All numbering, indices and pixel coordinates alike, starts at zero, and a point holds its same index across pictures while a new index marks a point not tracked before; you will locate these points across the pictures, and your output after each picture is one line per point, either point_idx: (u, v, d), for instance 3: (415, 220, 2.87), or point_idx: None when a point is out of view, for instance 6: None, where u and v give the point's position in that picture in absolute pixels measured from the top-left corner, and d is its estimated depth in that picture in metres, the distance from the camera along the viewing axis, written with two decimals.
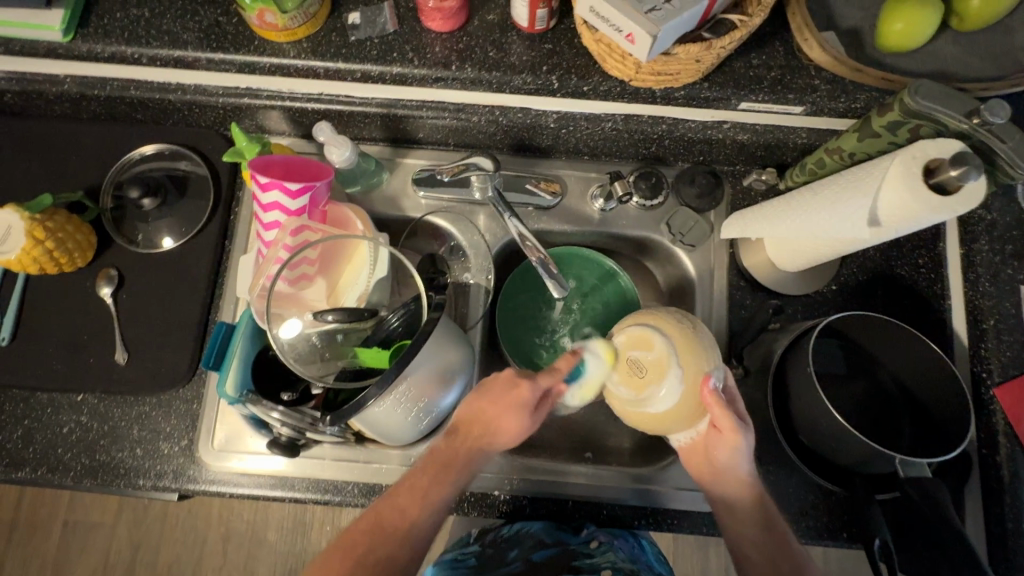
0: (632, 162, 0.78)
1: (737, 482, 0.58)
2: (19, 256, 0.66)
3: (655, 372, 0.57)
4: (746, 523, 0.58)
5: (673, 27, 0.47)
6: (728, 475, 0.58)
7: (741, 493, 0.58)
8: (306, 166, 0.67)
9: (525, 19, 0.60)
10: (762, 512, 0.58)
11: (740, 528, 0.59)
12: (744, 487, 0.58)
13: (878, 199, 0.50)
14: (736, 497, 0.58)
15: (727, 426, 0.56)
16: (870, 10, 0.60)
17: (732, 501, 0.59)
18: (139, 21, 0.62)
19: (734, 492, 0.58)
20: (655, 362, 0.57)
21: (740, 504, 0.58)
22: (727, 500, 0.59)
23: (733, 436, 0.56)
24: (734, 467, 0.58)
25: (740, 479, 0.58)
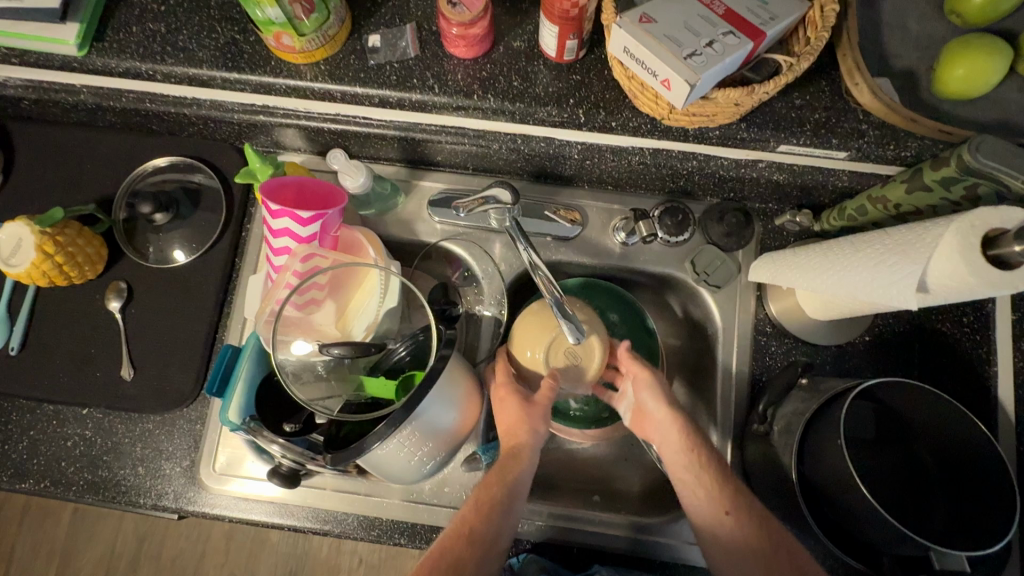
0: (658, 195, 0.74)
1: (671, 425, 0.61)
2: (29, 270, 0.65)
3: (587, 358, 0.63)
4: (690, 471, 0.59)
5: (714, 73, 0.44)
6: (661, 420, 0.62)
7: (677, 436, 0.60)
8: (319, 190, 0.65)
9: (554, 49, 0.56)
10: (708, 460, 0.59)
11: (688, 478, 0.59)
12: (681, 433, 0.60)
13: (929, 266, 0.46)
14: (677, 446, 0.60)
15: (641, 370, 0.64)
16: (928, 50, 0.55)
17: (673, 451, 0.60)
18: (155, 36, 0.60)
19: (669, 436, 0.61)
20: (585, 350, 0.63)
21: (679, 452, 0.60)
22: (666, 448, 0.61)
23: (646, 374, 0.64)
24: (665, 407, 0.62)
25: (671, 421, 0.61)
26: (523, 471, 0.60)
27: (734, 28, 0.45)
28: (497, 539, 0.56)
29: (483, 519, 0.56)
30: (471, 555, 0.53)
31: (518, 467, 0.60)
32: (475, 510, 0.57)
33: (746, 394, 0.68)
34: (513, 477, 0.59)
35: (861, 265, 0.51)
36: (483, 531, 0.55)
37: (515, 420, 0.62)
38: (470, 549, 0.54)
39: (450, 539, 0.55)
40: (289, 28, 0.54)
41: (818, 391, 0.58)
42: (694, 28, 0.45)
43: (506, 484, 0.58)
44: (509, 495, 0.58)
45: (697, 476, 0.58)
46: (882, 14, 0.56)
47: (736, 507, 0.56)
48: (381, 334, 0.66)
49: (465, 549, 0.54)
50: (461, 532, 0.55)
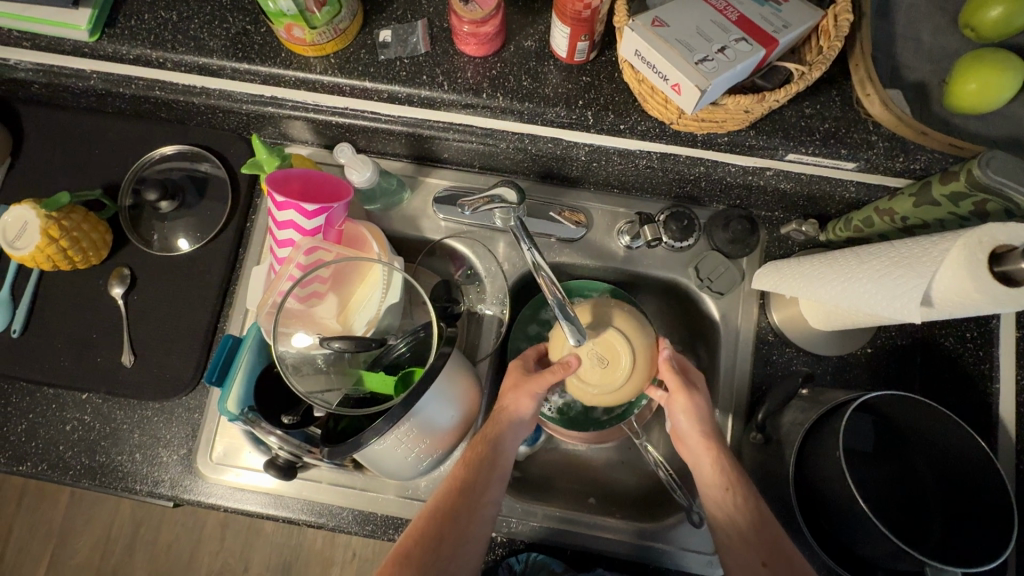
0: (664, 199, 0.74)
1: (706, 455, 0.58)
2: (34, 253, 0.66)
3: (614, 359, 0.59)
4: (728, 513, 0.55)
5: (724, 79, 0.44)
6: (694, 444, 0.59)
7: (711, 467, 0.57)
8: (324, 183, 0.65)
9: (565, 49, 0.56)
10: (746, 501, 0.55)
11: (724, 520, 0.55)
12: (717, 465, 0.57)
13: (934, 280, 0.46)
14: (709, 478, 0.57)
15: (676, 390, 0.60)
16: (941, 63, 0.55)
17: (708, 485, 0.57)
18: (167, 24, 0.60)
19: (703, 466, 0.58)
20: (612, 352, 0.59)
21: (714, 485, 0.57)
22: (703, 483, 0.58)
23: (682, 396, 0.60)
24: (699, 433, 0.59)
25: (704, 447, 0.59)
26: (506, 429, 0.60)
27: (746, 34, 0.45)
28: (486, 493, 0.56)
29: (467, 477, 0.57)
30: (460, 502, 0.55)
31: (496, 423, 0.60)
32: (464, 466, 0.58)
33: (745, 403, 0.68)
34: (498, 435, 0.59)
35: (866, 277, 0.51)
36: (468, 491, 0.56)
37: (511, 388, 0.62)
38: (459, 499, 0.55)
39: (444, 493, 0.56)
40: (300, 20, 0.54)
41: (818, 402, 0.57)
42: (705, 34, 0.45)
43: (490, 441, 0.59)
44: (493, 456, 0.58)
45: (732, 523, 0.55)
46: (896, 25, 0.56)
47: (773, 558, 0.52)
48: (382, 329, 0.66)
49: (455, 498, 0.55)
50: (447, 492, 0.56)
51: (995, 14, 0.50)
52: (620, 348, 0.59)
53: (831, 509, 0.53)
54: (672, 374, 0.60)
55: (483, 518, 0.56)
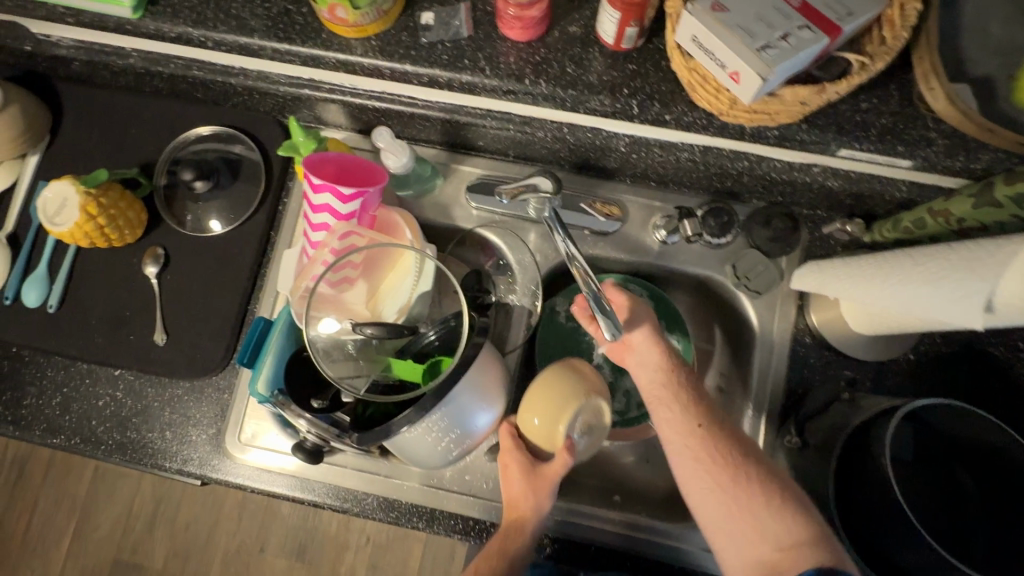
0: (702, 194, 0.72)
1: (660, 375, 0.59)
2: (72, 230, 0.66)
3: (598, 416, 0.59)
4: (695, 444, 0.54)
5: (786, 68, 0.42)
6: (648, 369, 0.59)
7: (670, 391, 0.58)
8: (359, 167, 0.64)
9: (612, 36, 0.54)
10: (717, 431, 0.55)
11: (702, 461, 0.54)
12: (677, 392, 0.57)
13: (999, 284, 0.43)
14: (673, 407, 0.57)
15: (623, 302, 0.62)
16: (1010, 58, 0.52)
17: (671, 416, 0.56)
18: (209, 3, 0.60)
19: (663, 394, 0.58)
20: (597, 412, 0.59)
21: (676, 414, 0.56)
22: (664, 408, 0.57)
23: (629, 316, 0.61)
24: (656, 356, 0.59)
25: (661, 372, 0.59)
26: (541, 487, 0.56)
27: (809, 22, 0.43)
28: None
29: None
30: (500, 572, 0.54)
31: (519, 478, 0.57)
32: None
33: (780, 405, 0.66)
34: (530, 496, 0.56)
35: (922, 280, 0.49)
36: None
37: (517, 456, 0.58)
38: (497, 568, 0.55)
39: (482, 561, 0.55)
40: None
41: (861, 408, 0.56)
42: (767, 20, 0.43)
43: (503, 555, 0.55)
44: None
45: (695, 441, 0.54)
46: (962, 17, 0.53)
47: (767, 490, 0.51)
48: (413, 317, 0.65)
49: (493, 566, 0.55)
50: None
51: None
52: (601, 410, 0.59)
53: (872, 517, 0.51)
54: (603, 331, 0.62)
55: None
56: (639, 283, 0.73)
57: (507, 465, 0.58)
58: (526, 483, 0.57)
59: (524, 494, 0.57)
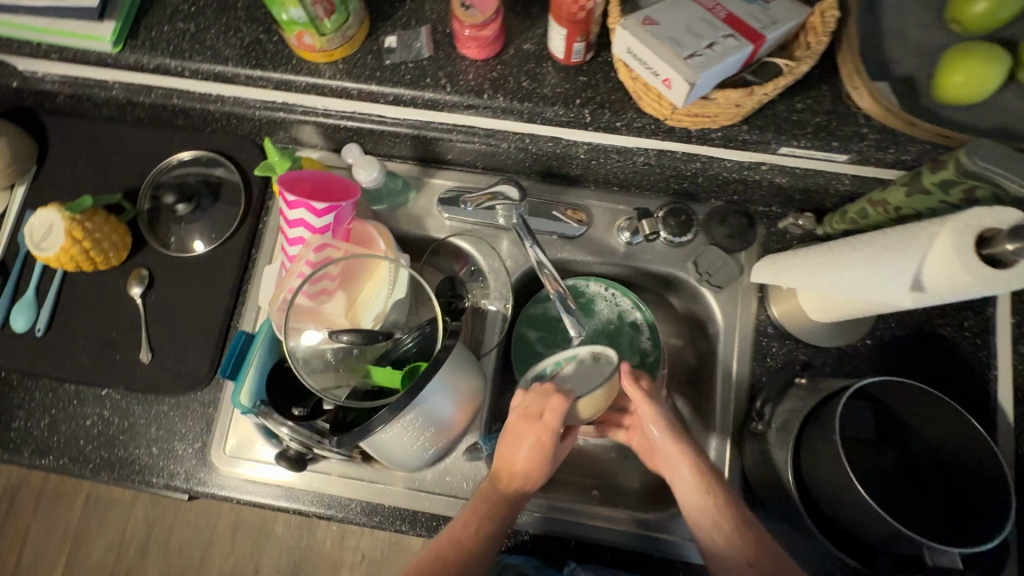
0: (662, 196, 0.76)
1: (679, 457, 0.60)
2: (58, 254, 0.69)
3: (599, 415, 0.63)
4: (705, 517, 0.58)
5: (713, 73, 0.46)
6: (667, 451, 0.60)
7: (688, 471, 0.59)
8: (332, 184, 0.68)
9: (562, 51, 0.58)
10: (726, 501, 0.58)
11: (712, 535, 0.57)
12: (695, 469, 0.59)
13: (923, 265, 0.46)
14: (689, 483, 0.59)
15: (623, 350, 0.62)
16: (929, 57, 0.56)
17: (690, 494, 0.59)
18: (185, 35, 0.64)
19: (681, 471, 0.60)
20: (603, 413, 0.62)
21: (695, 491, 0.59)
22: (682, 485, 0.60)
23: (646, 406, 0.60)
24: (671, 440, 0.60)
25: (678, 455, 0.60)
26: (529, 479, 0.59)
27: (734, 31, 0.47)
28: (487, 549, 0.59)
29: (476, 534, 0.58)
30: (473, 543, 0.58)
31: (521, 473, 0.59)
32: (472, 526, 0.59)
33: (746, 393, 0.69)
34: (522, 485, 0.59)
35: (860, 264, 0.52)
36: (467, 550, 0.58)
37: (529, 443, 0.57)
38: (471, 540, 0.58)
39: (454, 529, 0.59)
40: (310, 27, 0.57)
41: (816, 390, 0.58)
42: (695, 31, 0.47)
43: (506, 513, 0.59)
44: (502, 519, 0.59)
45: (702, 510, 0.58)
46: (883, 22, 0.57)
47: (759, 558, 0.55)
48: (389, 324, 0.68)
49: (467, 538, 0.58)
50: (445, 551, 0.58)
51: (980, 8, 0.52)
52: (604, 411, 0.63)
53: (829, 493, 0.53)
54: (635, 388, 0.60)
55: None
56: (605, 280, 0.76)
57: (515, 446, 0.58)
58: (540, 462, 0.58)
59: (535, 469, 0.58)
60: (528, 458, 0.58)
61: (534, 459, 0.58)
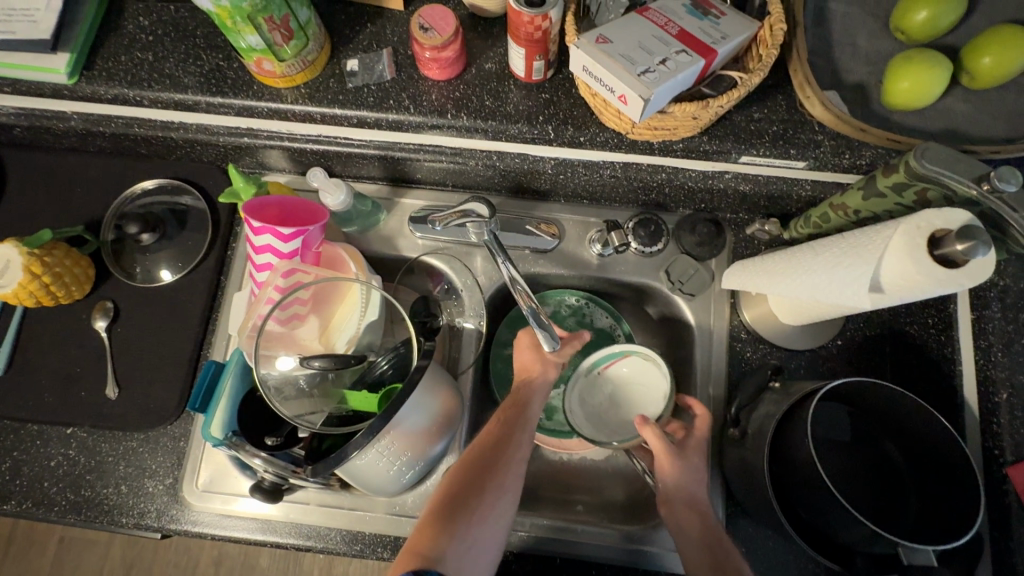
0: (632, 207, 0.77)
1: (688, 517, 0.58)
2: (16, 290, 0.67)
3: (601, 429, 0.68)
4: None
5: (667, 88, 0.47)
6: (676, 508, 0.59)
7: (694, 523, 0.57)
8: (299, 208, 0.67)
9: (522, 69, 0.59)
10: (732, 565, 0.54)
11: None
12: (703, 529, 0.57)
13: (881, 266, 0.48)
14: (696, 543, 0.56)
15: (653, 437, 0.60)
16: (877, 65, 0.58)
17: (695, 554, 0.55)
18: (143, 64, 0.63)
19: (687, 528, 0.57)
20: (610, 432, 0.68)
21: (699, 551, 0.55)
22: (686, 546, 0.57)
23: (664, 453, 0.60)
24: (684, 500, 0.59)
25: (688, 512, 0.58)
26: (533, 389, 0.63)
27: (686, 47, 0.49)
28: (514, 444, 0.58)
29: (497, 433, 0.58)
30: (490, 462, 0.56)
31: (526, 383, 0.64)
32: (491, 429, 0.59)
33: (722, 400, 0.69)
34: (526, 396, 0.62)
35: (821, 269, 0.53)
36: (497, 446, 0.57)
37: (533, 357, 0.66)
38: (487, 455, 0.56)
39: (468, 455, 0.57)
40: (269, 54, 0.56)
41: (789, 393, 0.59)
42: (648, 47, 0.48)
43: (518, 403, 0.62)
44: (517, 415, 0.61)
45: (705, 572, 0.54)
46: (832, 32, 0.59)
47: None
48: (362, 346, 0.67)
49: (484, 456, 0.56)
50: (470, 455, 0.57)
51: (921, 17, 0.54)
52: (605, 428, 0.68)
53: (805, 495, 0.54)
54: (654, 433, 0.60)
55: (508, 471, 0.56)
56: (575, 291, 0.79)
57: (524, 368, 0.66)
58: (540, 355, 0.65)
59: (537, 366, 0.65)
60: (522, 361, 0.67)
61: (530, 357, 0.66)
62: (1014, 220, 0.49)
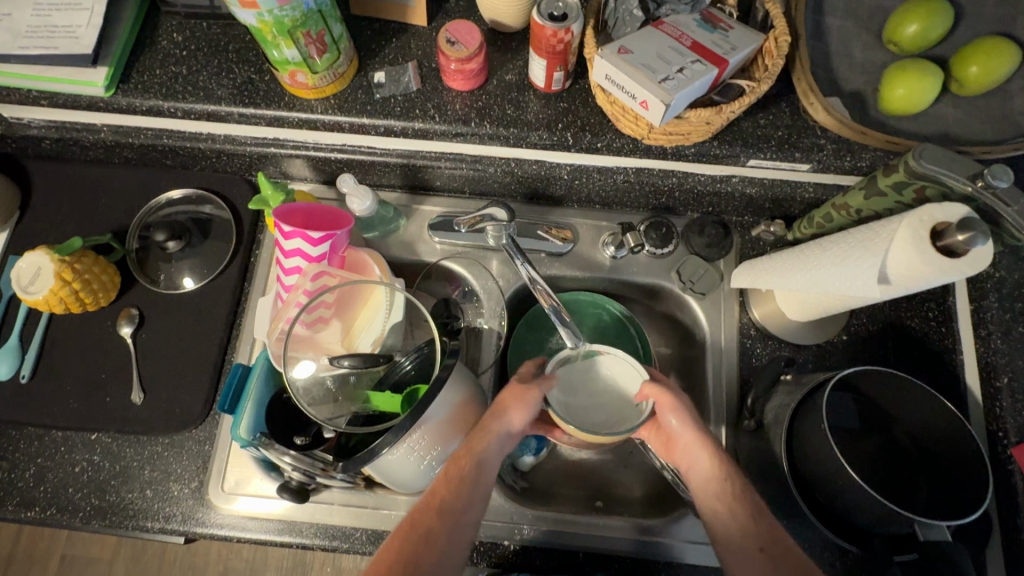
0: (642, 212, 0.80)
1: (701, 450, 0.57)
2: (47, 297, 0.68)
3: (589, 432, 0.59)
4: (717, 501, 0.55)
5: (685, 94, 0.51)
6: (689, 443, 0.58)
7: (722, 492, 0.55)
8: (326, 213, 0.69)
9: (542, 79, 0.63)
10: (741, 494, 0.55)
11: (725, 521, 0.54)
12: (714, 459, 0.57)
13: (887, 258, 0.51)
14: (707, 473, 0.57)
15: (662, 395, 0.60)
16: (873, 74, 0.63)
17: (705, 486, 0.56)
18: (177, 77, 0.66)
19: (699, 459, 0.57)
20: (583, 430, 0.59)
21: (712, 480, 0.56)
22: (699, 476, 0.57)
23: (669, 397, 0.59)
24: (695, 435, 0.58)
25: (701, 446, 0.57)
26: (493, 443, 0.57)
27: (700, 57, 0.52)
28: (467, 506, 0.54)
29: (451, 489, 0.54)
30: (438, 531, 0.52)
31: (489, 436, 0.58)
32: (445, 482, 0.55)
33: (736, 395, 0.71)
34: (486, 452, 0.57)
35: (830, 261, 0.56)
36: (448, 511, 0.53)
37: (510, 403, 0.59)
38: (435, 523, 0.52)
39: (416, 513, 0.53)
40: (303, 66, 0.60)
41: (801, 384, 0.62)
42: (666, 58, 0.52)
43: (477, 455, 0.56)
44: (474, 474, 0.55)
45: (729, 514, 0.54)
46: (830, 44, 0.63)
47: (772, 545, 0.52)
48: (388, 347, 0.68)
49: (431, 523, 0.52)
50: (419, 517, 0.52)
51: (911, 31, 0.58)
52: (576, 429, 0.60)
53: (824, 481, 0.56)
54: (654, 385, 0.60)
55: (459, 540, 0.52)
56: (578, 292, 0.80)
57: (491, 413, 0.59)
58: (515, 395, 0.60)
59: (512, 403, 0.59)
60: (506, 390, 0.62)
61: (512, 392, 0.60)
62: (1008, 215, 0.52)
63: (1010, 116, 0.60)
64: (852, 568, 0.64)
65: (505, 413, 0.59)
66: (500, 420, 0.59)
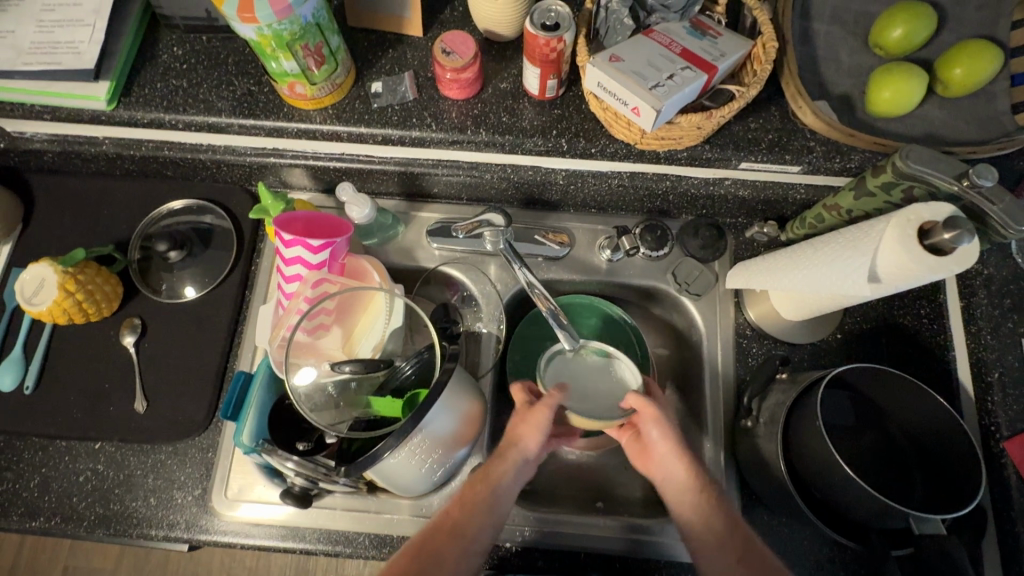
0: (637, 215, 0.81)
1: (677, 461, 0.58)
2: (51, 308, 0.70)
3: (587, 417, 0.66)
4: (693, 512, 0.57)
5: (674, 101, 0.52)
6: (665, 454, 0.59)
7: (700, 509, 0.56)
8: (326, 221, 0.70)
9: (536, 87, 0.64)
10: (716, 508, 0.56)
11: (699, 533, 0.56)
12: (689, 472, 0.58)
13: (876, 257, 0.52)
14: (680, 482, 0.58)
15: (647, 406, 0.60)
16: (860, 77, 0.64)
17: (681, 497, 0.58)
18: (177, 90, 0.67)
19: (675, 470, 0.58)
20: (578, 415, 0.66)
21: (688, 493, 0.57)
22: (674, 487, 0.58)
23: (652, 408, 0.60)
24: (672, 446, 0.59)
25: (678, 460, 0.59)
26: (510, 472, 0.59)
27: (690, 64, 0.54)
28: (477, 530, 0.56)
29: (466, 511, 0.57)
30: (448, 553, 0.55)
31: (507, 464, 0.59)
32: (460, 506, 0.57)
33: (733, 394, 0.72)
34: (503, 480, 0.59)
35: (821, 261, 0.58)
36: (459, 534, 0.56)
37: (523, 431, 0.61)
38: (446, 545, 0.55)
39: (428, 533, 0.56)
40: (301, 78, 0.61)
41: (796, 382, 0.62)
42: (656, 65, 0.54)
43: (493, 482, 0.58)
44: (490, 499, 0.57)
45: (706, 525, 0.56)
46: (818, 49, 0.65)
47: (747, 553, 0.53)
48: (388, 352, 0.69)
49: (442, 544, 0.55)
50: (432, 537, 0.56)
51: (896, 34, 0.60)
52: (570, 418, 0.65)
53: (819, 477, 0.57)
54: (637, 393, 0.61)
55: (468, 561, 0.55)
56: (582, 296, 0.81)
57: (507, 441, 0.61)
58: (528, 424, 0.61)
59: (526, 431, 0.61)
60: (515, 416, 0.63)
61: (525, 419, 0.62)
62: (994, 213, 0.53)
63: (995, 116, 0.62)
64: (849, 563, 0.65)
65: (519, 441, 0.60)
66: (517, 449, 0.60)
